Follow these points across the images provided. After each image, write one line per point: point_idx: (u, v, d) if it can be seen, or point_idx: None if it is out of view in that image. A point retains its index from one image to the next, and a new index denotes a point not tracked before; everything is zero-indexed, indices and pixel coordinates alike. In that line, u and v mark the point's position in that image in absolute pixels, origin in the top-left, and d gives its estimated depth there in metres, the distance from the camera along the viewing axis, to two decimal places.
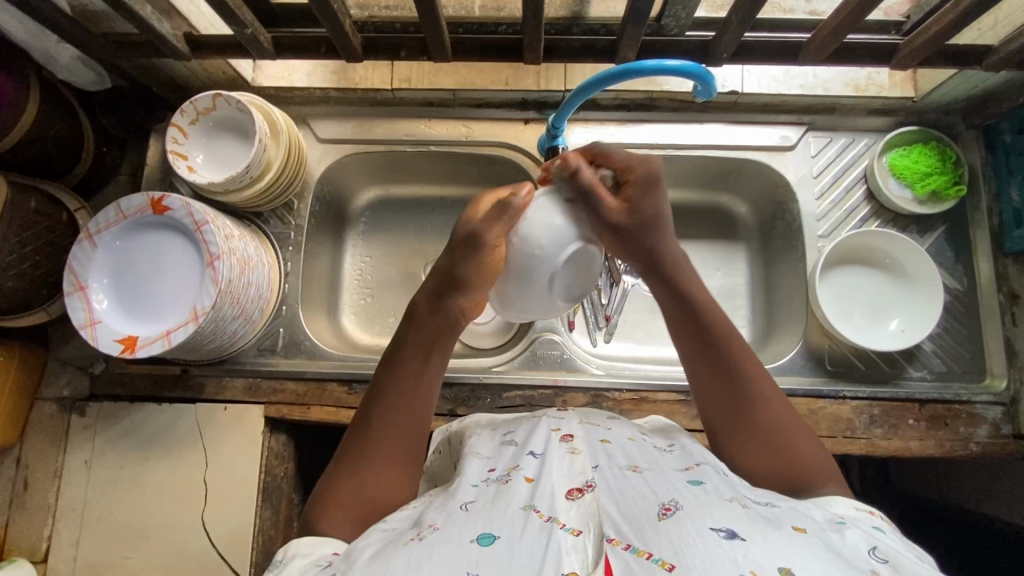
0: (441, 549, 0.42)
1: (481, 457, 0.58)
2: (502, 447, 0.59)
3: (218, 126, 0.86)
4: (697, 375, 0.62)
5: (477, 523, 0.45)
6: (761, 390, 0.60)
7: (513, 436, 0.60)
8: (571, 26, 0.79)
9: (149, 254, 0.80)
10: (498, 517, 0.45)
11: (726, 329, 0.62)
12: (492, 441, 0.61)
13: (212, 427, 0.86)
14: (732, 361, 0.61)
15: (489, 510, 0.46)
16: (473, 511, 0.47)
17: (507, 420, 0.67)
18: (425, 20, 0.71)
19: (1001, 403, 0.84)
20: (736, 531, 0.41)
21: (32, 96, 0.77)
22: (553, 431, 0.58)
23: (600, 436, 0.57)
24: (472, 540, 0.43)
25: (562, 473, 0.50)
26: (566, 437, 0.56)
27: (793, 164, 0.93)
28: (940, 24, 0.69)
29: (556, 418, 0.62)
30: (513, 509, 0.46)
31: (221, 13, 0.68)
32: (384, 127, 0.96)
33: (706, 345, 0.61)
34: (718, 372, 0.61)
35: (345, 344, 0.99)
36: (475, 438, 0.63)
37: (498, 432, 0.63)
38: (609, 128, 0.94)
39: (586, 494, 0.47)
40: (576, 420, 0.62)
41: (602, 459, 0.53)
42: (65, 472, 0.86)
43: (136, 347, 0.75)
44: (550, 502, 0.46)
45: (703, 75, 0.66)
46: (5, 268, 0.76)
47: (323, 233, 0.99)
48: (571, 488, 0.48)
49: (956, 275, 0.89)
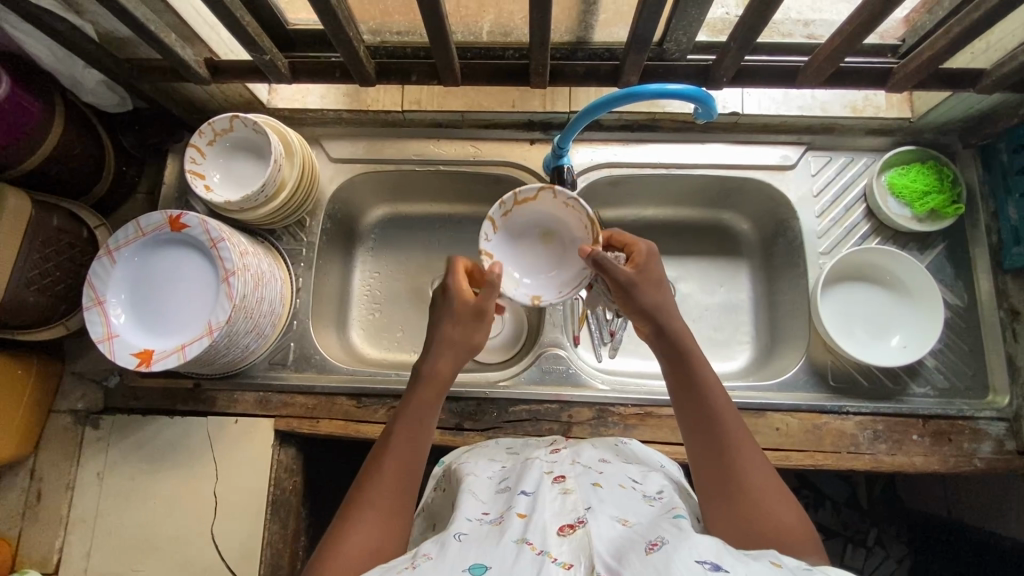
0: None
1: (478, 499, 0.59)
2: (497, 494, 0.59)
3: (234, 147, 0.89)
4: (691, 435, 0.63)
5: (468, 556, 0.47)
6: (739, 448, 0.61)
7: (508, 481, 0.61)
8: (575, 52, 0.83)
9: (160, 280, 0.82)
10: (490, 548, 0.47)
11: (712, 379, 0.65)
12: (489, 488, 0.61)
13: (223, 441, 0.88)
14: (715, 403, 0.63)
15: (481, 544, 0.48)
16: (467, 544, 0.49)
17: (505, 462, 0.68)
18: (436, 47, 0.74)
19: (1005, 419, 0.85)
20: (720, 563, 0.44)
21: (57, 118, 0.80)
22: (545, 474, 0.60)
23: (591, 480, 0.59)
24: (463, 570, 0.45)
25: (552, 511, 0.51)
26: (558, 479, 0.58)
27: (794, 183, 0.95)
28: (931, 50, 0.71)
29: (550, 462, 0.63)
30: (506, 542, 0.48)
31: (243, 41, 0.71)
32: (393, 147, 0.99)
33: (688, 387, 0.64)
34: (705, 426, 0.62)
35: (354, 359, 1.01)
36: (473, 479, 0.64)
37: (495, 476, 0.64)
38: (612, 148, 0.97)
39: (577, 530, 0.49)
40: (568, 462, 0.64)
41: (594, 500, 0.54)
42: (77, 484, 0.88)
43: (151, 360, 0.77)
44: (541, 537, 0.48)
45: (705, 98, 0.69)
46: (28, 282, 0.78)
47: (334, 249, 1.02)
48: (562, 525, 0.49)
49: (957, 291, 0.90)
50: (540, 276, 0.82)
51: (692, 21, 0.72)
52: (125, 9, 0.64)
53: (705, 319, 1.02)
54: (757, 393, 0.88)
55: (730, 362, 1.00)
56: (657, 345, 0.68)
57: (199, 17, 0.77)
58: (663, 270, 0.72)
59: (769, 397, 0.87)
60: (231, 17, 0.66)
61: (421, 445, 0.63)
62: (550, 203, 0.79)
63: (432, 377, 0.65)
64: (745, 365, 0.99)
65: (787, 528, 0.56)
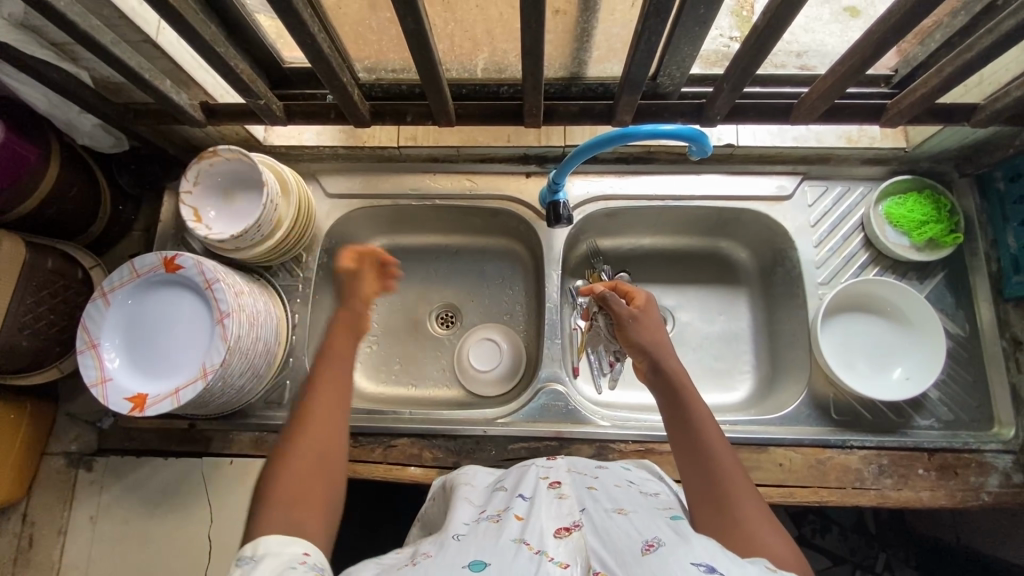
0: (435, 571, 0.44)
1: (473, 503, 0.60)
2: (493, 494, 0.62)
3: (224, 181, 0.87)
4: (683, 468, 0.63)
5: (468, 552, 0.46)
6: (730, 478, 0.60)
7: (504, 483, 0.64)
8: (570, 87, 0.84)
9: (154, 320, 0.81)
10: (489, 545, 0.47)
11: (704, 411, 0.66)
12: (484, 491, 0.64)
13: (218, 482, 0.86)
14: (705, 436, 0.64)
15: (480, 542, 0.48)
16: (465, 542, 0.48)
17: (501, 474, 0.69)
18: (430, 89, 0.74)
19: (1011, 451, 0.84)
20: (714, 565, 0.43)
21: (53, 162, 0.80)
22: (541, 479, 0.61)
23: (586, 483, 0.60)
24: (463, 566, 0.44)
25: (549, 514, 0.52)
26: (554, 484, 0.59)
27: (791, 214, 0.94)
28: (926, 87, 0.71)
29: (545, 468, 0.65)
30: (504, 540, 0.47)
31: (236, 87, 0.71)
32: (389, 182, 0.99)
33: (680, 418, 0.66)
34: (695, 458, 0.62)
35: (350, 395, 0.99)
36: (467, 489, 0.65)
37: (490, 484, 0.66)
38: (608, 180, 0.97)
39: (573, 533, 0.49)
40: (564, 469, 0.65)
41: (589, 502, 0.55)
42: (70, 528, 0.86)
43: (145, 405, 0.76)
44: (539, 538, 0.48)
45: (698, 137, 0.69)
46: (21, 326, 0.78)
47: (331, 282, 1.01)
48: (559, 527, 0.49)
49: (958, 321, 0.90)
50: (235, 218, 0.86)
51: (684, 58, 0.72)
52: (119, 59, 0.65)
53: (705, 349, 1.01)
54: (758, 428, 0.87)
55: (731, 393, 0.99)
56: (651, 381, 0.71)
57: (196, 62, 0.77)
58: (660, 317, 0.78)
59: (772, 431, 0.86)
60: (225, 65, 0.66)
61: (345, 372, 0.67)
62: (232, 163, 0.86)
63: (353, 327, 0.71)
64: (746, 396, 0.98)
65: (776, 553, 0.53)
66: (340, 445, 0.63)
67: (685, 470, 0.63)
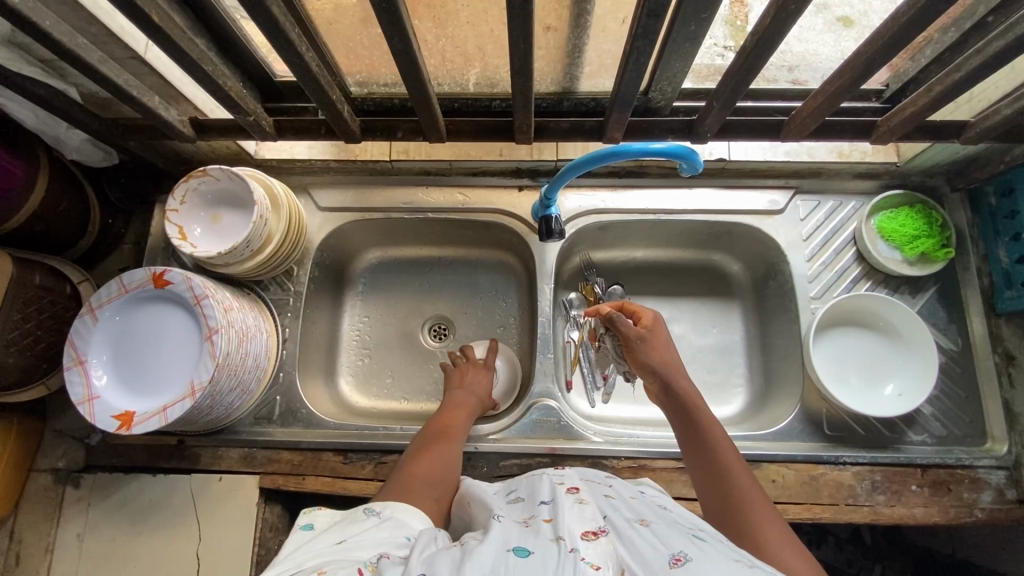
0: (479, 553, 0.45)
1: (492, 506, 0.61)
2: (510, 503, 0.62)
3: (214, 197, 0.86)
4: (702, 485, 0.66)
5: (509, 539, 0.48)
6: (746, 495, 0.62)
7: (519, 493, 0.64)
8: (562, 102, 0.85)
9: (143, 335, 0.80)
10: (527, 538, 0.48)
11: (719, 433, 0.68)
12: (499, 498, 0.65)
13: (207, 500, 0.86)
14: (719, 454, 0.66)
15: (516, 535, 0.49)
16: (502, 531, 0.50)
17: (511, 480, 0.70)
18: (420, 106, 0.74)
19: (1004, 467, 0.83)
20: None
21: (40, 176, 0.79)
22: (558, 485, 0.61)
23: (603, 492, 0.61)
24: (508, 549, 0.46)
25: (576, 517, 0.52)
26: (572, 489, 0.59)
27: (783, 228, 0.94)
28: (915, 106, 0.71)
29: (559, 475, 0.65)
30: (541, 538, 0.49)
31: (225, 104, 0.70)
32: (381, 196, 0.98)
33: (699, 438, 0.68)
34: (712, 476, 0.65)
35: (342, 409, 0.99)
36: (481, 493, 0.65)
37: (504, 492, 0.67)
38: (601, 194, 0.97)
39: (601, 537, 0.49)
40: (577, 477, 0.65)
41: (610, 511, 0.55)
42: (58, 547, 0.85)
43: (133, 423, 0.75)
44: (572, 537, 0.49)
45: (688, 154, 0.69)
46: (8, 343, 0.77)
47: (322, 296, 1.01)
48: (586, 530, 0.50)
49: (950, 336, 0.89)
50: (223, 235, 0.85)
51: (675, 74, 0.73)
52: (106, 77, 0.64)
53: (699, 362, 1.01)
54: (751, 444, 0.87)
55: (725, 407, 0.98)
56: (666, 403, 0.73)
57: (185, 77, 0.77)
58: (671, 335, 0.79)
59: (764, 447, 0.86)
60: (213, 83, 0.66)
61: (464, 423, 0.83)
62: (221, 179, 0.85)
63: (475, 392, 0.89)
64: (740, 409, 0.98)
65: (799, 570, 0.53)
66: (452, 471, 0.72)
67: (702, 487, 0.66)
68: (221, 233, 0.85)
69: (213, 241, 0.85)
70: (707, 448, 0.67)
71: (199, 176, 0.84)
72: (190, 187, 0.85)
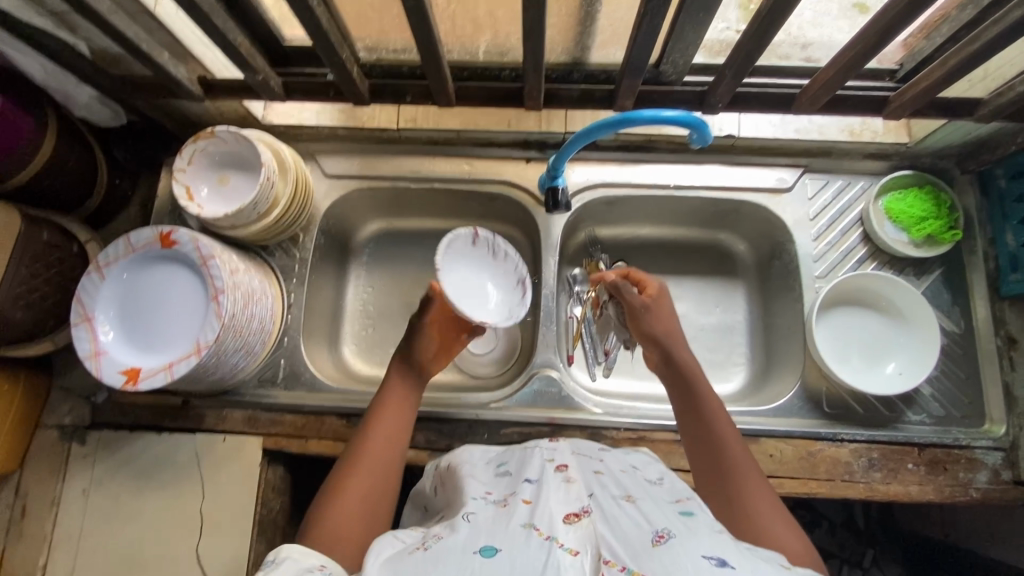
0: (447, 557, 0.45)
1: (480, 482, 0.63)
2: (499, 477, 0.64)
3: (221, 158, 0.86)
4: (693, 451, 0.67)
5: (480, 537, 0.48)
6: (737, 465, 0.63)
7: (508, 467, 0.66)
8: (571, 72, 0.84)
9: (141, 307, 0.81)
10: (500, 531, 0.48)
11: (715, 402, 0.69)
12: (488, 472, 0.66)
13: (210, 459, 0.87)
14: (711, 422, 0.67)
15: (491, 527, 0.49)
16: (476, 526, 0.50)
17: (501, 453, 0.72)
18: (430, 68, 0.73)
19: (1001, 448, 0.84)
20: (726, 559, 0.44)
21: (49, 132, 0.79)
22: (547, 462, 0.62)
23: (592, 469, 0.62)
24: (474, 552, 0.45)
25: (558, 499, 0.52)
26: (561, 467, 0.60)
27: (790, 206, 0.94)
28: (929, 79, 0.70)
29: (550, 450, 0.66)
30: (515, 525, 0.48)
31: (234, 61, 0.70)
32: (388, 164, 0.98)
33: (695, 409, 0.69)
34: (705, 445, 0.66)
35: (345, 375, 1.00)
36: (470, 468, 0.68)
37: (494, 464, 0.68)
38: (608, 168, 0.96)
39: (583, 519, 0.49)
40: (569, 451, 0.66)
41: (597, 489, 0.56)
42: (63, 500, 0.87)
43: (139, 378, 0.76)
44: (549, 523, 0.48)
45: (699, 125, 0.69)
46: (16, 298, 0.78)
47: (327, 264, 1.01)
48: (568, 513, 0.50)
49: (953, 318, 0.90)
50: (230, 197, 0.86)
51: (687, 45, 0.72)
52: (116, 29, 0.64)
53: (700, 340, 1.01)
54: (751, 419, 0.87)
55: (726, 384, 0.99)
56: (665, 372, 0.73)
57: (194, 34, 0.76)
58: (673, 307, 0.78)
59: (763, 422, 0.86)
60: (223, 39, 0.66)
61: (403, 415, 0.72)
62: (229, 139, 0.85)
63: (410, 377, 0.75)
64: (740, 387, 0.98)
65: (783, 540, 0.56)
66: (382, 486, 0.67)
67: (692, 453, 0.67)
68: (228, 195, 0.86)
69: (220, 202, 0.85)
70: (703, 416, 0.68)
71: (207, 135, 0.84)
72: (197, 146, 0.84)
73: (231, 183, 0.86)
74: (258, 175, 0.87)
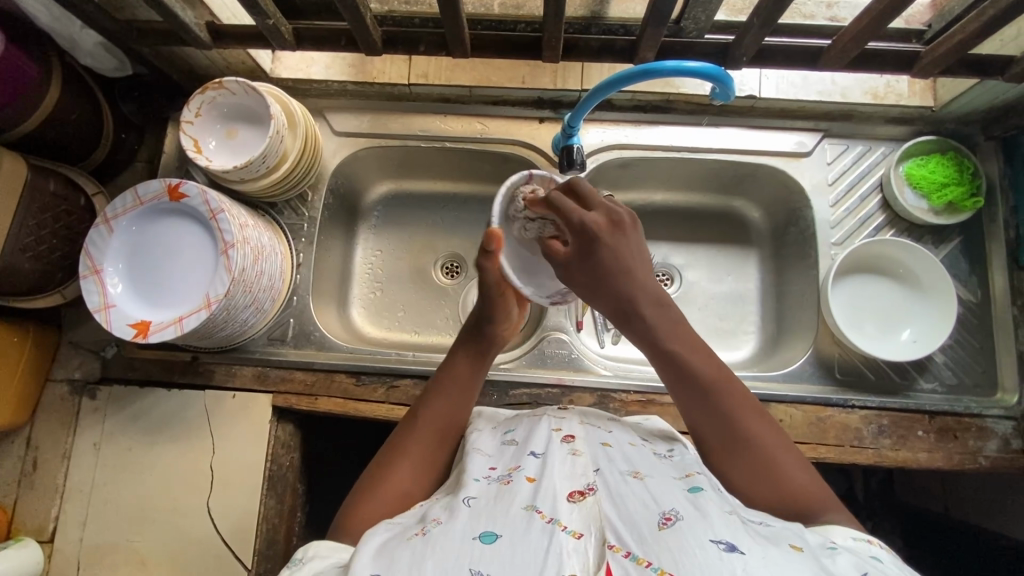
0: (444, 544, 0.45)
1: (484, 454, 0.60)
2: (503, 446, 0.62)
3: (229, 109, 0.84)
4: (692, 415, 0.62)
5: (479, 522, 0.47)
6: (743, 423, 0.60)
7: (514, 436, 0.63)
8: (589, 26, 0.80)
9: (161, 276, 0.79)
10: (501, 516, 0.47)
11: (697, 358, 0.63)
12: (493, 440, 0.64)
13: (220, 415, 0.87)
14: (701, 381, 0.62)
15: (491, 511, 0.49)
16: (475, 510, 0.49)
17: (508, 419, 0.70)
18: (446, 15, 0.71)
19: (1012, 417, 0.84)
20: (735, 544, 0.43)
21: (54, 79, 0.78)
22: (554, 431, 0.61)
23: (600, 439, 0.61)
24: (474, 538, 0.45)
25: (563, 475, 0.52)
26: (568, 438, 0.59)
27: (809, 170, 0.92)
28: (963, 32, 0.68)
29: (557, 418, 0.65)
30: (516, 509, 0.48)
31: (244, 3, 0.68)
32: (398, 122, 0.96)
33: (675, 367, 0.63)
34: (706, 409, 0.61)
35: (354, 336, 0.99)
36: (478, 434, 0.65)
37: (500, 430, 0.66)
38: (624, 128, 0.94)
39: (588, 497, 0.49)
40: (577, 421, 0.65)
41: (603, 463, 0.55)
42: (74, 454, 0.87)
43: (149, 331, 0.75)
44: (552, 504, 0.48)
45: (722, 77, 0.67)
46: (24, 248, 0.77)
47: (335, 224, 0.99)
48: (572, 491, 0.50)
49: (971, 288, 0.89)
50: (236, 150, 0.84)
51: None
52: None
53: (711, 308, 1.01)
54: (761, 384, 0.87)
55: (736, 351, 0.98)
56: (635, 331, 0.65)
57: None
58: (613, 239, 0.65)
59: (774, 387, 0.86)
60: None
61: (457, 403, 0.68)
62: (239, 92, 0.83)
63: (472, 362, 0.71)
64: (750, 354, 0.98)
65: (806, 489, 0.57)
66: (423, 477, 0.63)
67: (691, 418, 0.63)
68: (234, 147, 0.84)
69: (226, 154, 0.84)
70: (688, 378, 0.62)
71: (217, 87, 0.82)
72: (206, 97, 0.83)
73: (238, 136, 0.84)
74: (265, 130, 0.84)
